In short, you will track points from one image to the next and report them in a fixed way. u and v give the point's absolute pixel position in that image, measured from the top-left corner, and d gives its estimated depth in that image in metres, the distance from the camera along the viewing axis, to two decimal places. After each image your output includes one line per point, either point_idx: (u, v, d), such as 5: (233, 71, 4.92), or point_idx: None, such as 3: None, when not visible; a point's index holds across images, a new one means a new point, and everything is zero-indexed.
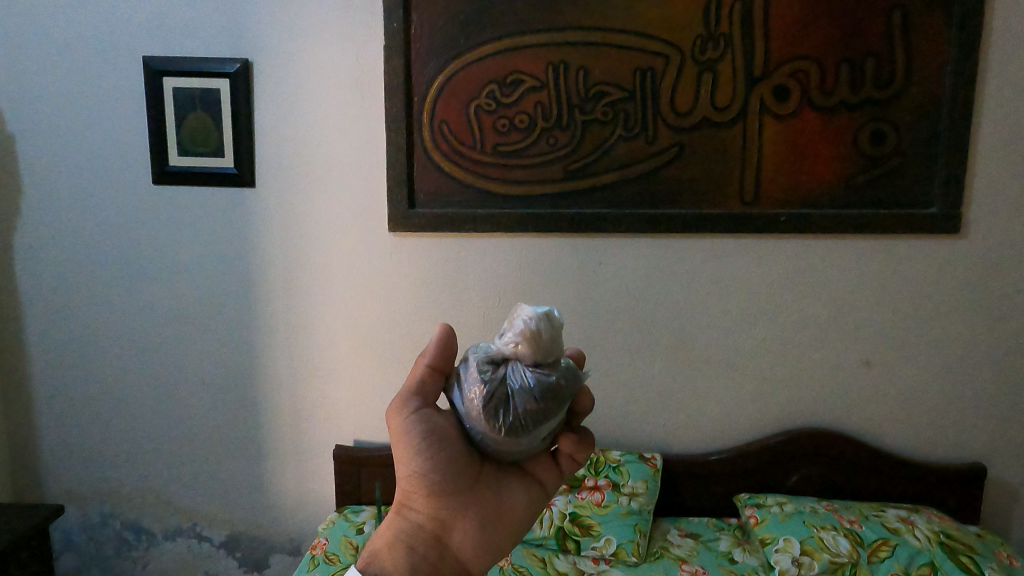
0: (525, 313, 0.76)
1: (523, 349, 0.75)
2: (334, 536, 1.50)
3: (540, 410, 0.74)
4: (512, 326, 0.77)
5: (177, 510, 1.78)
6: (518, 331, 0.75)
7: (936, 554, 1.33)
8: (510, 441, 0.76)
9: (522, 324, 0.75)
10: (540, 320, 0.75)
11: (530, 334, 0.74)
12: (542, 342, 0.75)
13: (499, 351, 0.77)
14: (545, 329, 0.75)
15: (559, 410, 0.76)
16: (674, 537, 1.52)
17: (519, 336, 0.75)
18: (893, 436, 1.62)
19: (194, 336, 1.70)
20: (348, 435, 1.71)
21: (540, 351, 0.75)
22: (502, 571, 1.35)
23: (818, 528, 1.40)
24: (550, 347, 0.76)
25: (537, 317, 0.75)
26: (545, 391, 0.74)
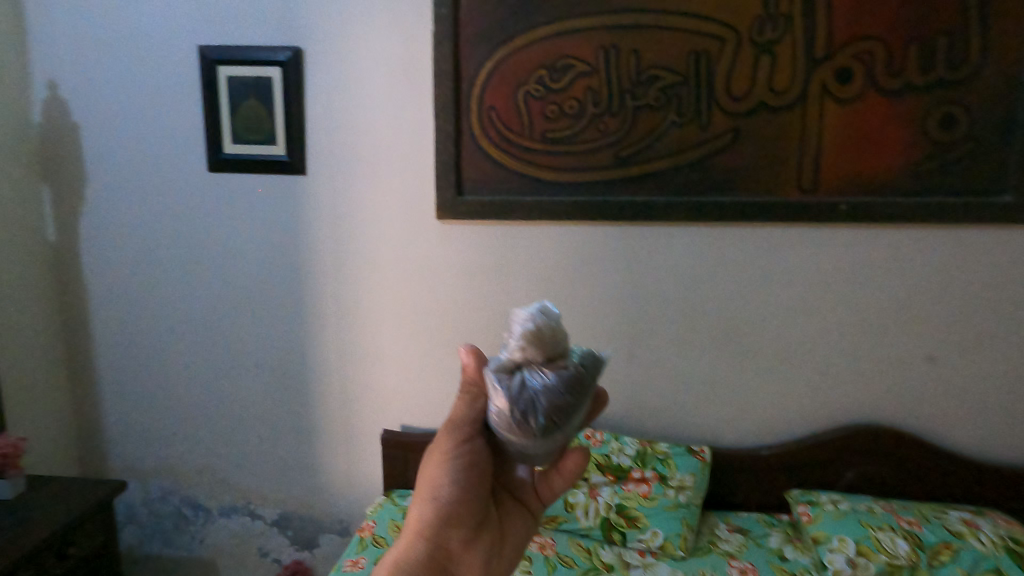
0: (521, 316, 0.73)
1: (531, 351, 0.72)
2: (382, 519, 1.53)
3: (569, 403, 0.70)
4: (512, 335, 0.73)
5: (233, 488, 1.84)
6: (519, 337, 0.72)
7: (1003, 560, 1.27)
8: (546, 446, 0.72)
9: (522, 329, 0.72)
10: (537, 318, 0.72)
11: (532, 334, 0.71)
12: (546, 338, 0.72)
13: (508, 362, 0.74)
14: (543, 325, 0.72)
15: (585, 401, 0.73)
16: (722, 532, 1.50)
17: (519, 340, 0.72)
18: (957, 435, 1.55)
19: (247, 319, 1.74)
20: (396, 420, 1.74)
21: (547, 347, 0.72)
22: (547, 560, 1.35)
23: (874, 528, 1.35)
24: (555, 337, 0.73)
25: (534, 316, 0.72)
26: (565, 383, 0.71)
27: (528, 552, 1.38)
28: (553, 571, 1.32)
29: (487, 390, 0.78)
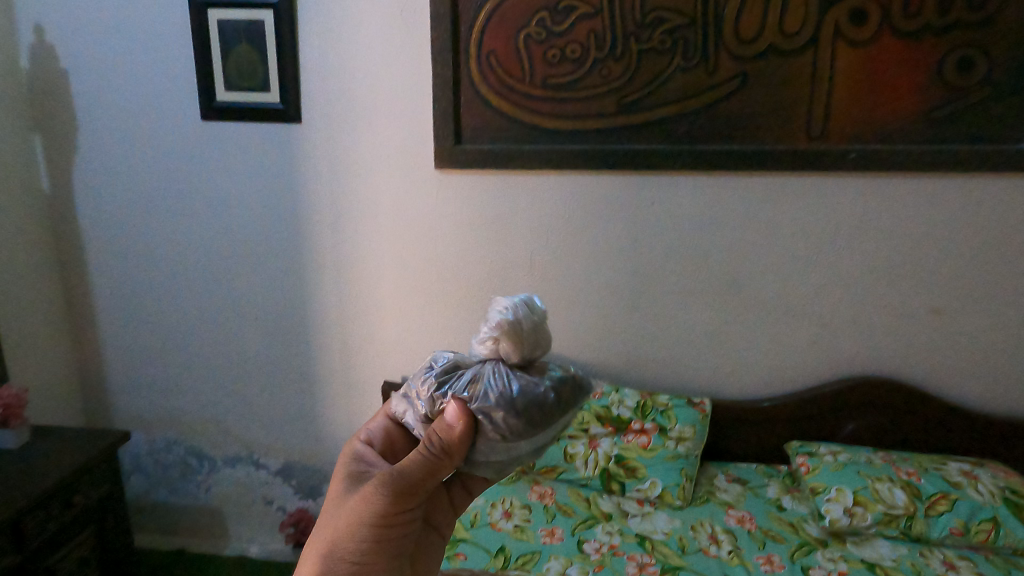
0: (500, 307, 0.68)
1: (499, 349, 0.67)
2: None
3: (509, 422, 0.65)
4: (487, 322, 0.68)
5: (236, 438, 1.86)
6: (495, 324, 0.67)
7: (1000, 510, 1.28)
8: (497, 454, 0.68)
9: (499, 316, 0.67)
10: (513, 316, 0.66)
11: (501, 333, 0.66)
12: (522, 339, 0.66)
13: (479, 354, 0.70)
14: (516, 323, 0.66)
15: (550, 425, 0.66)
16: (721, 482, 1.50)
17: (490, 337, 0.67)
18: (959, 388, 1.54)
19: (245, 271, 1.72)
20: (397, 372, 1.74)
21: (519, 349, 0.67)
22: (546, 509, 1.38)
23: (872, 479, 1.36)
24: (529, 342, 0.67)
25: (512, 313, 0.66)
26: (523, 401, 0.65)
27: (527, 501, 1.40)
28: (552, 519, 1.35)
29: (453, 461, 0.72)
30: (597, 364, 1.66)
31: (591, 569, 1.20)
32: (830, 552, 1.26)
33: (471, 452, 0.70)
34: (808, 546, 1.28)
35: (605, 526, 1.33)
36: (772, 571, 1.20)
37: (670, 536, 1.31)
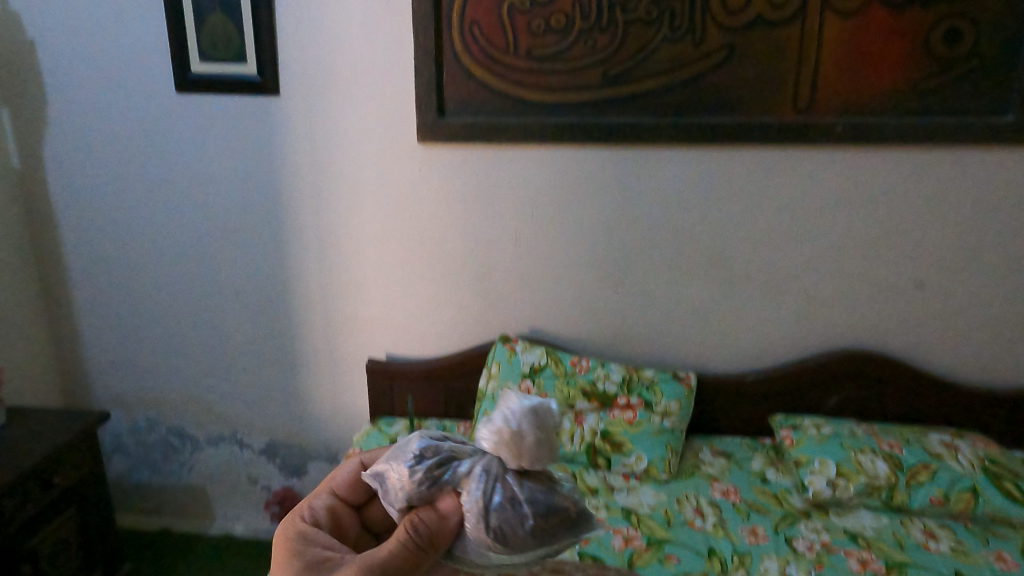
0: (510, 409, 0.70)
1: (499, 451, 0.70)
2: (368, 447, 1.54)
3: (480, 533, 0.68)
4: (495, 420, 0.71)
5: (218, 418, 1.84)
6: (498, 428, 0.70)
7: (979, 480, 1.30)
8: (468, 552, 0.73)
9: (505, 422, 0.69)
10: (519, 427, 0.68)
11: (502, 439, 0.69)
12: (522, 449, 0.69)
13: (482, 444, 0.73)
14: (519, 436, 0.68)
15: (528, 548, 0.69)
16: (706, 456, 1.51)
17: (492, 437, 0.70)
18: (941, 360, 1.56)
19: (224, 249, 1.69)
20: (381, 350, 1.72)
21: (516, 459, 0.69)
22: None
23: (855, 451, 1.37)
24: (526, 455, 0.69)
25: (520, 421, 0.69)
26: (501, 522, 0.68)
27: None
28: None
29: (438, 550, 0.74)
30: (582, 340, 1.65)
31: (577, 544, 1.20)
32: (813, 523, 1.27)
33: (451, 545, 0.73)
34: (792, 517, 1.29)
35: (590, 500, 1.34)
36: (756, 543, 1.21)
37: (655, 509, 1.31)
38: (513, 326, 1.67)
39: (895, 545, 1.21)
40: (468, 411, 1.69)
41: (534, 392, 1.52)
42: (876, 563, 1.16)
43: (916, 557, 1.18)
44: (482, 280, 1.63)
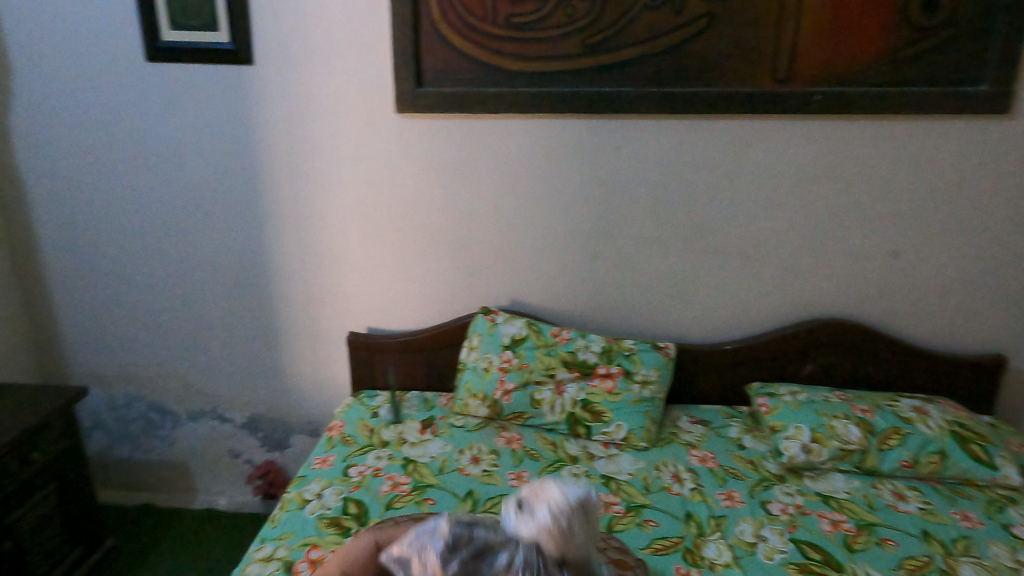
0: (559, 500, 0.89)
1: (549, 535, 0.86)
2: (350, 419, 1.55)
3: None
4: (543, 511, 0.88)
5: (199, 393, 1.83)
6: (549, 515, 0.87)
7: (947, 443, 1.34)
8: None
9: (557, 510, 0.87)
10: (572, 515, 0.88)
11: (556, 523, 0.86)
12: (571, 538, 0.87)
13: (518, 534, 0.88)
14: (571, 521, 0.87)
15: None
16: (684, 424, 1.54)
17: (546, 521, 0.87)
18: (913, 328, 1.59)
19: (200, 222, 1.67)
20: (362, 323, 1.72)
21: (562, 542, 0.87)
22: (513, 454, 1.41)
23: (829, 416, 1.40)
24: (573, 546, 0.87)
25: (571, 510, 0.88)
26: None
27: (495, 446, 1.43)
28: (520, 464, 1.38)
29: None
30: (563, 311, 1.66)
31: None
32: (787, 486, 1.30)
33: None
34: (767, 481, 1.32)
35: (571, 468, 1.36)
36: (731, 507, 1.24)
37: (634, 476, 1.33)
38: (494, 298, 1.67)
39: (865, 506, 1.25)
40: (449, 383, 1.70)
41: (515, 363, 1.53)
42: (846, 524, 1.20)
43: (886, 517, 1.22)
44: (463, 252, 1.63)
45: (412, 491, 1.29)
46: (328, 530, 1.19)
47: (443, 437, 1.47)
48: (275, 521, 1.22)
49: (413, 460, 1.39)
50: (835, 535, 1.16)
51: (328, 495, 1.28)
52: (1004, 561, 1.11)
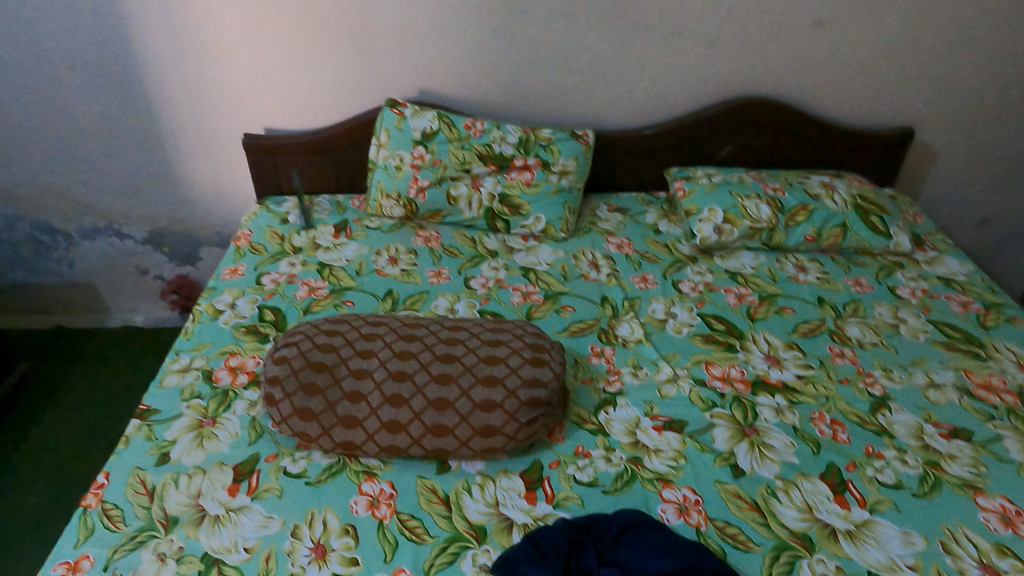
0: (523, 505, 0.89)
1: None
2: (257, 227, 1.47)
3: None
4: (510, 511, 0.88)
5: (87, 209, 1.68)
6: (513, 515, 0.88)
7: (850, 216, 1.39)
8: None
9: (518, 516, 0.87)
10: (535, 518, 0.87)
11: (518, 525, 0.86)
12: None
13: (479, 516, 0.88)
14: (534, 521, 0.87)
15: None
16: (603, 212, 1.53)
17: (511, 516, 0.87)
18: (828, 103, 1.58)
19: (37, 11, 1.37)
20: (257, 124, 1.57)
21: None
22: (432, 252, 1.39)
23: (742, 197, 1.41)
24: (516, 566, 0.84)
25: (534, 517, 0.87)
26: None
27: (413, 246, 1.40)
28: (439, 261, 1.36)
29: (394, 506, 0.89)
30: (477, 100, 1.56)
31: (478, 303, 1.24)
32: (699, 266, 1.35)
33: (421, 519, 0.87)
34: (680, 263, 1.36)
35: (491, 263, 1.36)
36: (645, 288, 1.28)
37: (553, 266, 1.35)
38: (401, 89, 1.54)
39: (769, 279, 1.31)
40: (361, 184, 1.62)
41: (427, 159, 1.45)
42: (750, 296, 1.26)
43: (786, 288, 1.29)
44: (362, 39, 1.45)
45: (330, 295, 1.27)
46: (245, 338, 1.17)
47: (358, 240, 1.43)
48: (188, 333, 1.19)
49: (327, 266, 1.35)
50: (739, 307, 1.23)
51: (241, 305, 1.25)
52: (886, 319, 1.21)
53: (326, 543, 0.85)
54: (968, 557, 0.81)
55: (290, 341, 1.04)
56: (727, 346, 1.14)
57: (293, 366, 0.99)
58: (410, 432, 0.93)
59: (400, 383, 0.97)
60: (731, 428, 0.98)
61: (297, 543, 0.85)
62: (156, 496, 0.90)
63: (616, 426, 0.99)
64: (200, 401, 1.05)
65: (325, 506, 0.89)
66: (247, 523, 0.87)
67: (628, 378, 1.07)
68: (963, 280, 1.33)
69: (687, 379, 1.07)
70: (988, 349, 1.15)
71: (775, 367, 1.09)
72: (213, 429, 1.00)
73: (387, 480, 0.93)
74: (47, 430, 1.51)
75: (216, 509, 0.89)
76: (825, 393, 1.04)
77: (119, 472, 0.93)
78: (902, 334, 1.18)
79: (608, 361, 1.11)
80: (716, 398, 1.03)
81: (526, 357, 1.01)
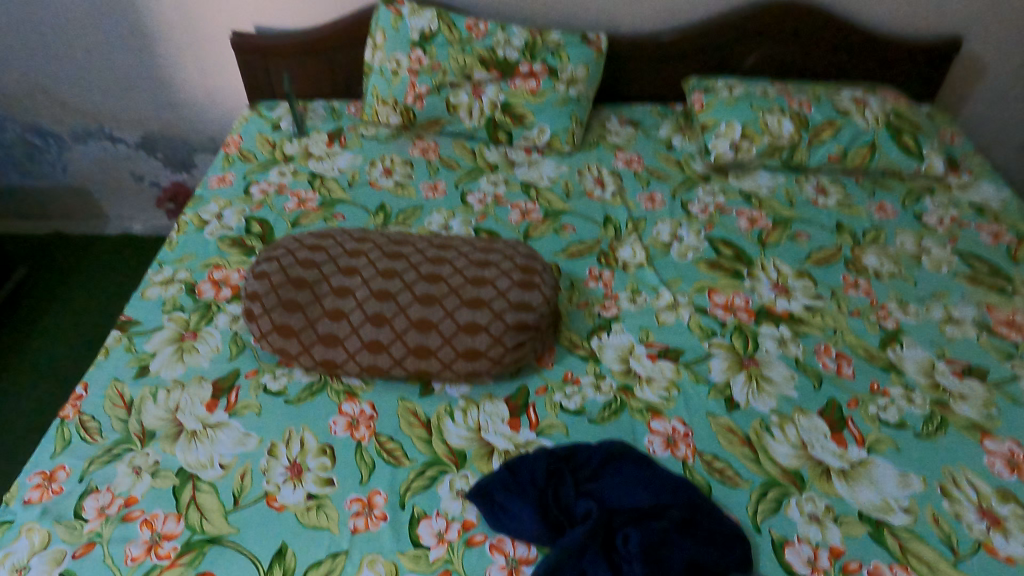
0: (506, 432, 0.86)
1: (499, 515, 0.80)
2: (248, 133, 1.40)
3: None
4: (492, 437, 0.85)
5: (76, 111, 1.62)
6: (494, 441, 0.85)
7: (880, 135, 1.28)
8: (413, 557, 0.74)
9: (500, 443, 0.84)
10: (517, 445, 0.84)
11: (499, 451, 0.84)
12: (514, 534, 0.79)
13: (460, 441, 0.85)
14: (516, 448, 0.84)
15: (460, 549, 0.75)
16: (613, 126, 1.43)
17: (492, 442, 0.85)
18: (868, 8, 1.43)
19: None
20: (247, 22, 1.47)
21: None
22: (428, 164, 1.31)
23: (763, 111, 1.30)
24: None
25: (516, 444, 0.84)
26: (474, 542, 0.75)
27: (409, 158, 1.33)
28: (435, 174, 1.29)
29: (375, 426, 0.87)
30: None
31: (473, 220, 1.18)
32: (711, 186, 1.26)
33: (400, 441, 0.85)
34: (691, 183, 1.27)
35: (490, 177, 1.28)
36: (652, 209, 1.21)
37: (555, 182, 1.27)
38: None
39: (785, 202, 1.23)
40: (357, 89, 1.53)
41: (426, 63, 1.35)
42: (763, 220, 1.18)
43: (803, 212, 1.20)
44: None
45: (320, 207, 1.21)
46: (230, 250, 1.13)
47: (352, 150, 1.35)
48: (172, 244, 1.15)
49: (319, 176, 1.29)
50: (750, 232, 1.15)
51: (228, 215, 1.20)
52: (907, 249, 1.13)
53: (302, 463, 0.83)
54: (967, 502, 0.78)
55: (271, 256, 0.99)
56: (733, 272, 1.07)
57: (273, 282, 0.95)
58: (392, 352, 0.89)
59: (382, 303, 0.92)
60: (729, 359, 0.93)
61: (273, 461, 0.83)
62: (133, 409, 0.89)
63: (608, 353, 0.95)
64: (182, 314, 1.02)
65: (303, 426, 0.87)
66: (224, 440, 0.85)
67: (625, 303, 1.02)
68: (997, 208, 1.23)
69: (687, 307, 1.01)
70: (1015, 283, 1.07)
71: (783, 297, 1.03)
72: (193, 344, 0.97)
73: (367, 400, 0.90)
74: (39, 343, 1.51)
75: (193, 425, 0.87)
76: (833, 325, 0.98)
77: (98, 384, 0.92)
78: (924, 266, 1.10)
79: (605, 285, 1.05)
80: (716, 327, 0.98)
81: (515, 280, 0.95)
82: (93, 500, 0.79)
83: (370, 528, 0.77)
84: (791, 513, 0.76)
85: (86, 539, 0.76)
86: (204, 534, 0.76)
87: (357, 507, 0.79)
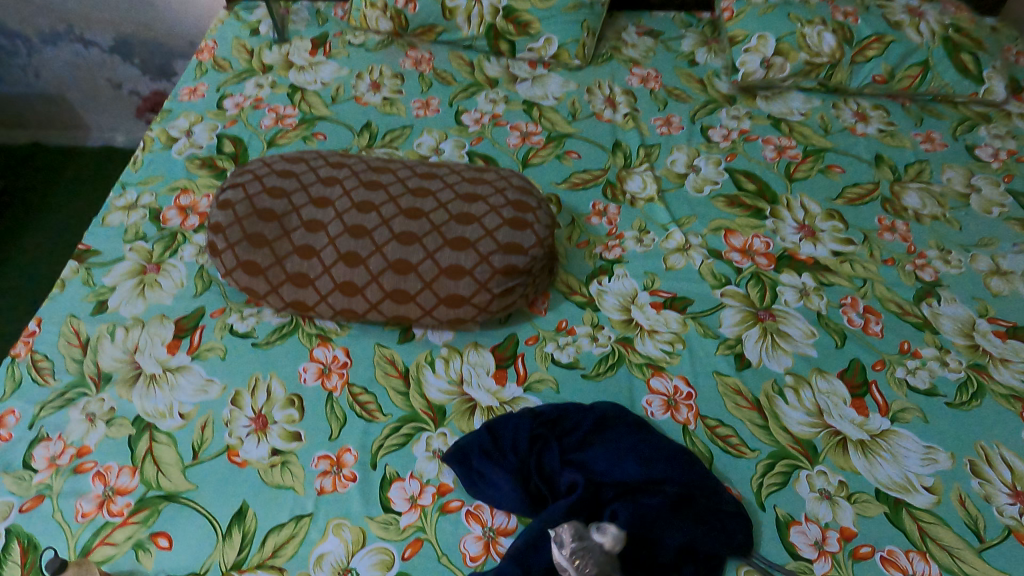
0: (491, 387, 0.78)
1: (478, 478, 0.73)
2: (223, 39, 1.26)
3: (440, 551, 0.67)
4: (476, 392, 0.78)
5: (41, 9, 1.48)
6: (478, 397, 0.77)
7: (935, 53, 1.12)
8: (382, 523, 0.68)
9: (484, 399, 0.77)
10: (502, 403, 0.77)
11: (482, 409, 0.76)
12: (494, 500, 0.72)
13: (440, 396, 0.78)
14: (501, 406, 0.76)
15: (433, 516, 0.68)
16: (630, 36, 1.28)
17: (476, 398, 0.77)
18: None
19: None
20: None
21: None
22: (421, 78, 1.18)
23: (802, 23, 1.14)
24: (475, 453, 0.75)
25: (501, 402, 0.77)
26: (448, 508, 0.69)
27: (400, 70, 1.19)
28: (428, 90, 1.16)
29: (348, 376, 0.80)
30: None
31: (468, 144, 1.06)
32: (736, 109, 1.12)
33: (375, 393, 0.78)
34: (714, 105, 1.13)
35: (488, 94, 1.15)
36: (668, 134, 1.08)
37: (560, 102, 1.14)
38: None
39: (819, 130, 1.09)
40: None
41: None
42: (793, 150, 1.05)
43: (839, 141, 1.07)
44: None
45: (299, 125, 1.09)
46: (200, 173, 1.03)
47: (338, 59, 1.22)
48: (137, 164, 1.05)
49: (299, 89, 1.16)
50: (777, 163, 1.03)
51: (199, 132, 1.09)
52: (955, 187, 1.00)
53: (267, 414, 0.76)
54: (999, 483, 0.70)
55: (236, 183, 0.88)
56: (755, 211, 0.96)
57: (238, 213, 0.84)
58: (369, 295, 0.81)
59: (357, 240, 0.82)
60: (743, 311, 0.83)
61: (236, 412, 0.77)
62: (89, 349, 0.82)
63: (608, 300, 0.85)
64: (145, 244, 0.93)
65: (270, 372, 0.80)
66: (185, 386, 0.79)
67: (631, 244, 0.92)
68: None
69: (700, 250, 0.90)
70: None
71: (808, 241, 0.91)
72: (157, 278, 0.89)
73: (342, 346, 0.83)
74: (14, 264, 1.46)
75: (153, 369, 0.80)
76: (863, 276, 0.87)
77: (53, 320, 0.85)
78: (971, 208, 0.97)
79: (610, 222, 0.94)
80: (731, 274, 0.88)
81: (506, 218, 0.84)
82: (43, 450, 0.73)
83: (337, 490, 0.70)
84: (800, 489, 0.69)
85: (35, 492, 0.70)
86: (160, 490, 0.70)
87: (324, 465, 0.72)
